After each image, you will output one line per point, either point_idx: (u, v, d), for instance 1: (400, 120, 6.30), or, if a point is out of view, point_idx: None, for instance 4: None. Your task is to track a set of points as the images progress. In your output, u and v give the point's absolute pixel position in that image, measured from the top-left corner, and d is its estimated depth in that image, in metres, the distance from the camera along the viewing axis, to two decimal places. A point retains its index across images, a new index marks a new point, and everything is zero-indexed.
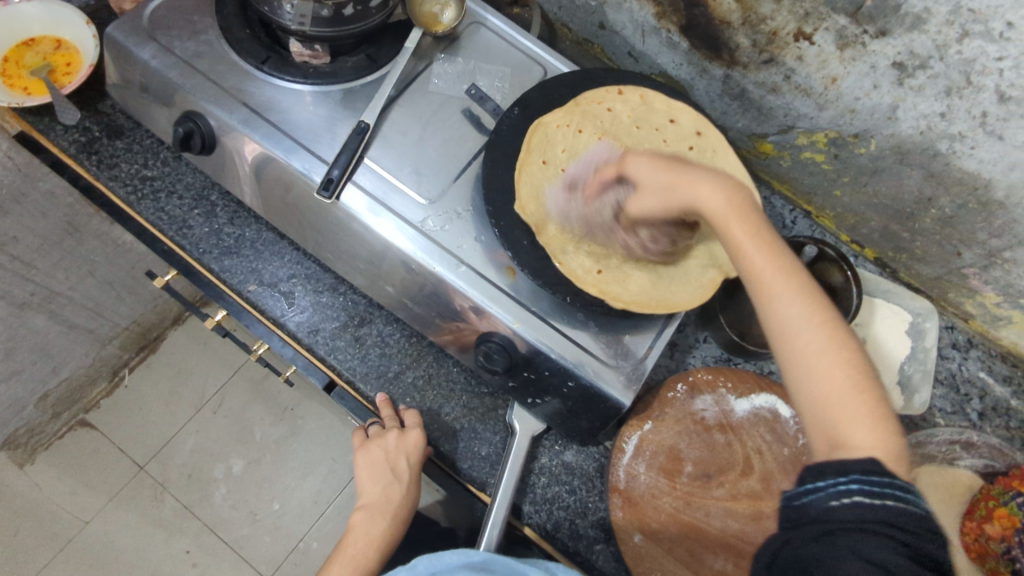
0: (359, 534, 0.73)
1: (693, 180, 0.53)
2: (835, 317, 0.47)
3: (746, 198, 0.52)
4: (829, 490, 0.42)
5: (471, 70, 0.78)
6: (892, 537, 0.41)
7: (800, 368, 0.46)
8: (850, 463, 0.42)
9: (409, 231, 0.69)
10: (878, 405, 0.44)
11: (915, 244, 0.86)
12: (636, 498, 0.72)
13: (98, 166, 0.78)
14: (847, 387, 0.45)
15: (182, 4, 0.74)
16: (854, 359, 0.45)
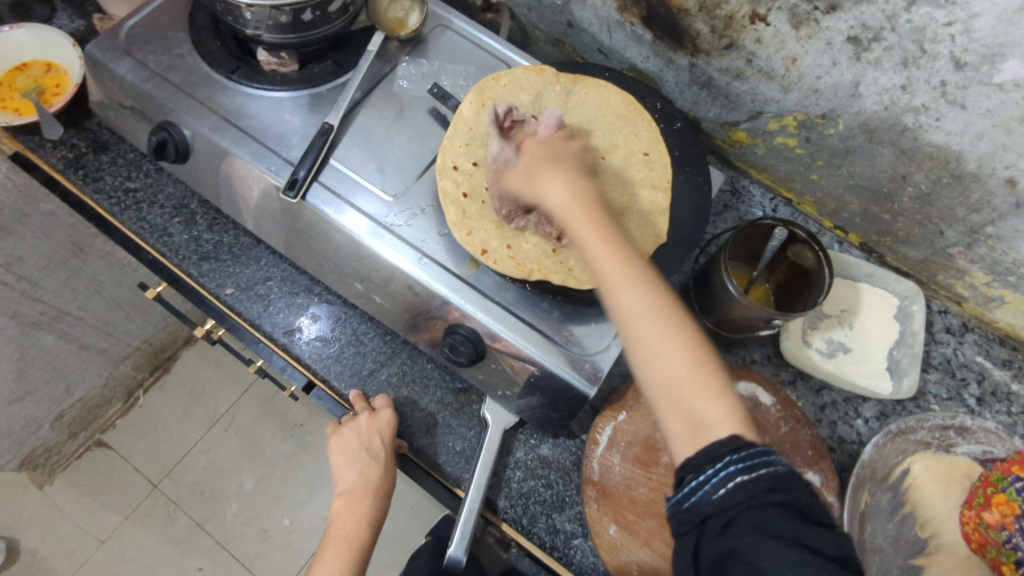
0: (345, 516, 0.73)
1: (557, 184, 0.57)
2: (670, 299, 0.50)
3: (592, 199, 0.55)
4: (712, 481, 0.43)
5: (435, 70, 0.80)
6: (779, 505, 0.41)
7: (641, 352, 0.48)
8: (720, 448, 0.43)
9: (374, 227, 0.69)
10: (719, 376, 0.47)
11: (897, 226, 0.85)
12: (610, 492, 0.70)
13: (84, 179, 0.81)
14: (687, 362, 0.47)
15: (157, 21, 0.78)
16: (690, 335, 0.48)
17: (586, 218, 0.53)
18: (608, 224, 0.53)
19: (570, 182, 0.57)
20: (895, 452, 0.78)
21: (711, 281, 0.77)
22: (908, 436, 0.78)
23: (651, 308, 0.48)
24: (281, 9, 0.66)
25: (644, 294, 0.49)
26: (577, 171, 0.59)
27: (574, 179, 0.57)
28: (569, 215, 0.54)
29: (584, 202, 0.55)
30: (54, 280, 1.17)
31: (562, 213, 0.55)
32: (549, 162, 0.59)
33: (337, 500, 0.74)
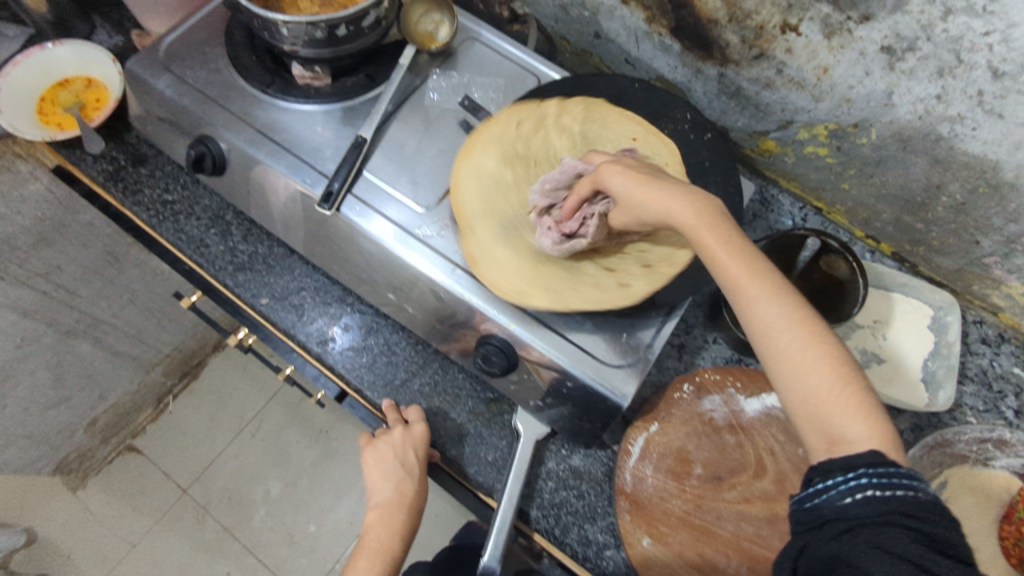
0: (380, 528, 0.73)
1: (675, 197, 0.53)
2: (810, 312, 0.48)
3: (719, 208, 0.53)
4: (840, 488, 0.42)
5: (465, 83, 0.81)
6: (910, 527, 0.40)
7: (786, 371, 0.46)
8: (854, 459, 0.42)
9: (407, 238, 0.70)
10: (864, 392, 0.45)
11: (931, 236, 0.84)
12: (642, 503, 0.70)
13: (124, 192, 0.83)
14: (830, 378, 0.45)
15: (194, 37, 0.80)
16: (833, 348, 0.46)
17: (717, 231, 0.51)
18: (738, 238, 0.51)
19: (691, 192, 0.54)
20: (933, 465, 0.77)
21: None
22: (944, 448, 0.77)
23: (794, 326, 0.47)
24: (317, 24, 0.68)
25: (785, 311, 0.47)
26: (685, 182, 0.56)
27: (696, 190, 0.54)
28: (694, 225, 0.52)
29: (710, 213, 0.52)
30: (90, 289, 1.20)
31: (686, 226, 0.52)
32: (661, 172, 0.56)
33: (371, 512, 0.75)
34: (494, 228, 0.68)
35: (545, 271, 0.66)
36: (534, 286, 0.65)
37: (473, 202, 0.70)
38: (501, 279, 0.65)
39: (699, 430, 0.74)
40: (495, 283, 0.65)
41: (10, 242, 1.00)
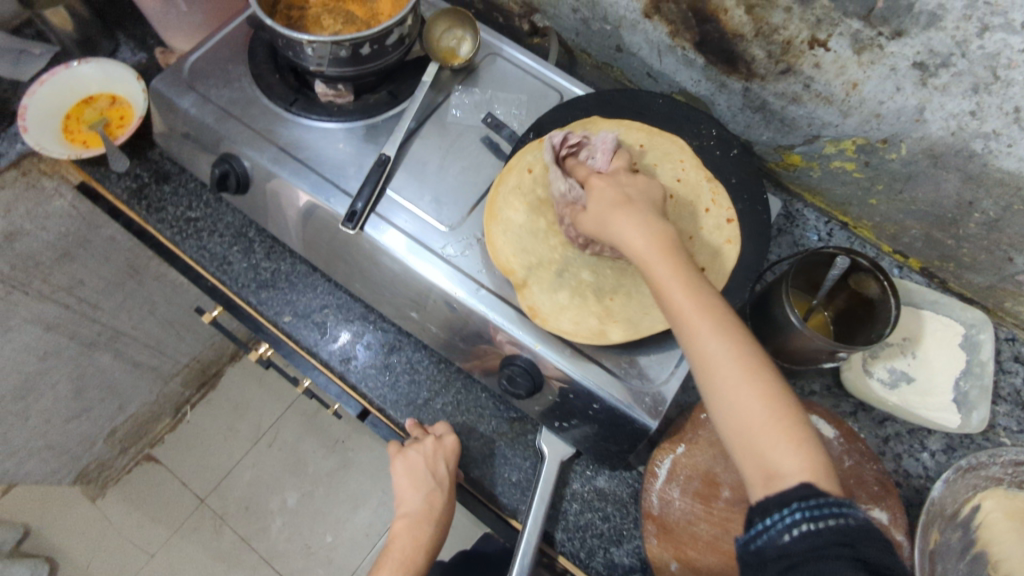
0: (404, 539, 0.74)
1: (631, 228, 0.55)
2: (752, 347, 0.49)
3: (670, 240, 0.54)
4: (778, 525, 0.43)
5: (487, 99, 0.80)
6: (847, 557, 0.40)
7: (721, 402, 0.48)
8: (790, 494, 0.44)
9: (431, 258, 0.70)
10: (798, 427, 0.46)
11: (962, 252, 0.82)
12: (671, 526, 0.70)
13: (148, 210, 0.84)
14: (766, 416, 0.46)
15: (218, 56, 0.80)
16: (771, 386, 0.47)
17: (666, 263, 0.52)
18: (688, 271, 0.52)
19: (648, 222, 0.55)
20: (966, 488, 0.75)
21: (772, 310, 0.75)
22: (979, 471, 0.76)
23: (735, 358, 0.48)
24: (341, 44, 0.68)
25: (726, 346, 0.48)
26: (646, 209, 0.56)
27: (652, 219, 0.55)
28: (647, 256, 0.53)
29: (660, 245, 0.53)
30: (112, 302, 1.20)
31: (642, 257, 0.53)
32: (617, 202, 0.57)
33: (398, 522, 0.75)
34: (548, 279, 0.67)
35: (611, 305, 0.66)
36: (603, 324, 0.66)
37: (518, 262, 0.68)
38: (574, 323, 0.66)
39: (724, 450, 0.72)
40: (569, 333, 0.65)
41: None
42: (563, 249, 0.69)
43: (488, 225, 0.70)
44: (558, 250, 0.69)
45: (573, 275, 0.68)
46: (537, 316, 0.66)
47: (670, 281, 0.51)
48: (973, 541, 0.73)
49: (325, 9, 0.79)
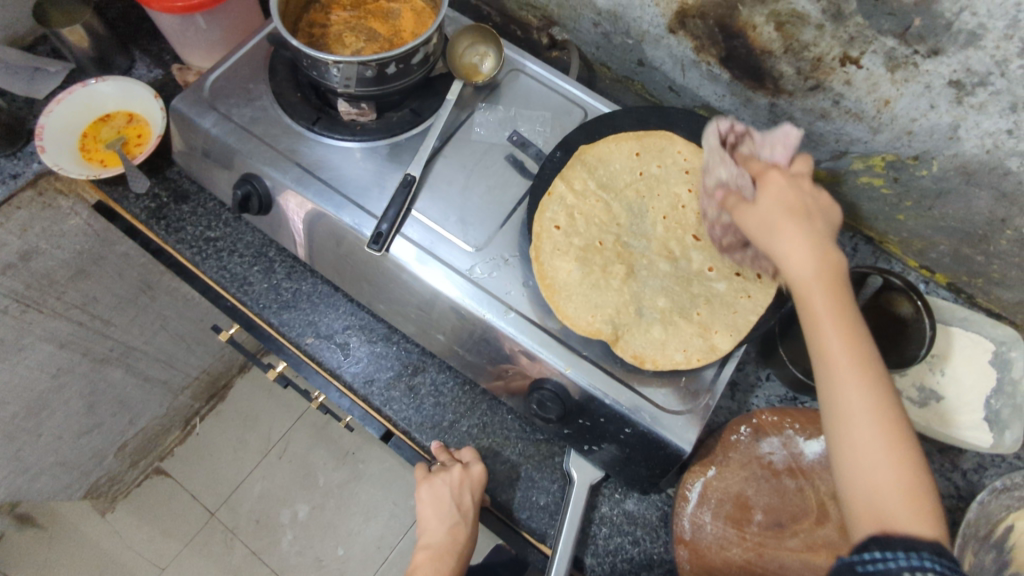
0: (428, 569, 0.75)
1: (808, 252, 0.54)
2: (895, 408, 0.50)
3: (839, 273, 0.54)
4: (903, 563, 0.45)
5: (511, 117, 0.79)
6: None
7: (855, 453, 0.49)
8: (917, 543, 0.45)
9: (458, 279, 0.69)
10: (928, 498, 0.48)
11: (992, 268, 0.81)
12: (703, 551, 0.69)
13: (166, 230, 0.82)
14: (896, 479, 0.48)
15: (239, 74, 0.79)
16: (908, 451, 0.49)
17: (830, 296, 0.53)
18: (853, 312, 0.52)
19: (822, 249, 0.54)
20: (1001, 508, 0.74)
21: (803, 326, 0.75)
22: (1013, 492, 0.74)
23: (875, 411, 0.50)
24: (368, 64, 0.67)
25: (872, 402, 0.50)
26: (825, 233, 0.55)
27: (825, 248, 0.54)
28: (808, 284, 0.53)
29: (826, 275, 0.53)
30: (124, 318, 1.20)
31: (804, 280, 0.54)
32: (794, 212, 0.56)
33: (419, 551, 0.77)
34: (635, 322, 0.67)
35: (702, 319, 0.67)
36: (708, 340, 0.66)
37: (599, 320, 0.66)
38: (644, 345, 0.66)
39: (757, 472, 0.72)
40: (684, 364, 0.65)
41: (48, 275, 1.00)
42: (627, 286, 0.68)
43: (549, 297, 0.67)
44: (624, 290, 0.68)
45: (651, 307, 0.68)
46: (644, 362, 0.65)
47: (827, 315, 0.52)
48: None
49: (347, 27, 0.78)
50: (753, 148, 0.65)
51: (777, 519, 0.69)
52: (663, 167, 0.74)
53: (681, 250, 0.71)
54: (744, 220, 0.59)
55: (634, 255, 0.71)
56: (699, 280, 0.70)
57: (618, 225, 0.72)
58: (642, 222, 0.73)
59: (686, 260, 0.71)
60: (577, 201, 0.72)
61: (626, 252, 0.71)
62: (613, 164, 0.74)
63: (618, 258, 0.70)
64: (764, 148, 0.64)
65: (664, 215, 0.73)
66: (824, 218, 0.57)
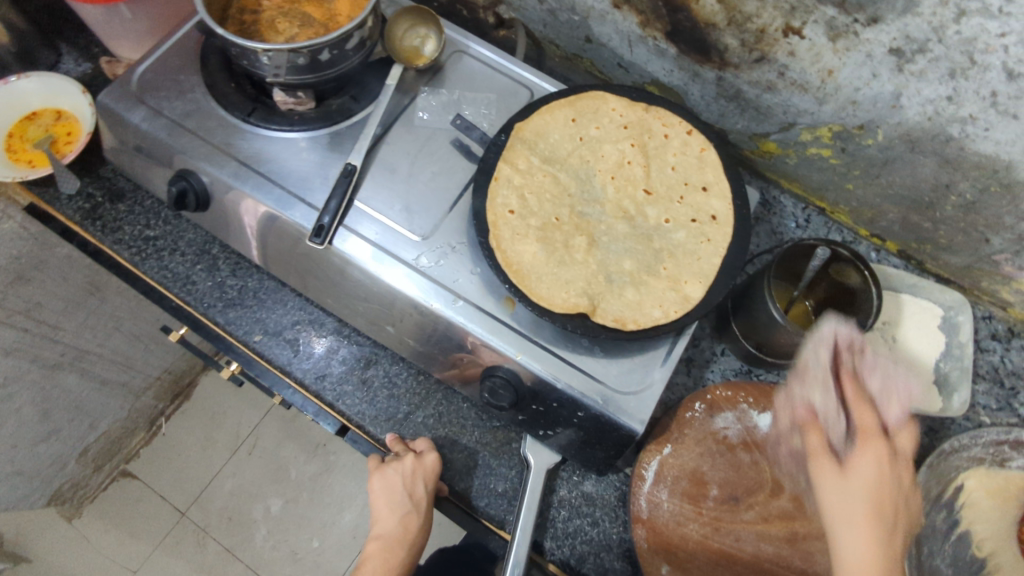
0: (377, 560, 0.74)
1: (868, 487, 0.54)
2: None
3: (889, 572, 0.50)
4: None
5: (455, 100, 0.77)
6: None
7: None
8: None
9: (404, 269, 0.67)
10: None
11: (939, 234, 0.82)
12: (660, 530, 0.69)
13: (103, 230, 0.79)
14: None
15: (167, 65, 0.75)
16: None
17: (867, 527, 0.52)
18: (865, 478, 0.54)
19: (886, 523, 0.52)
20: (950, 469, 0.76)
21: (753, 307, 0.73)
22: (961, 453, 0.76)
23: None
24: (299, 51, 0.64)
25: None
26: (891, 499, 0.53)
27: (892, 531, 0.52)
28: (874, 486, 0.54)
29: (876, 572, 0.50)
30: (73, 321, 1.16)
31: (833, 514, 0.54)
32: (872, 510, 0.53)
33: (371, 543, 0.75)
34: (606, 289, 0.66)
35: (670, 273, 0.68)
36: (680, 291, 0.67)
37: (575, 295, 0.65)
38: (618, 309, 0.65)
39: (712, 448, 0.73)
40: (664, 319, 0.65)
41: None
42: (591, 256, 0.68)
43: (519, 283, 0.65)
44: (588, 262, 0.67)
45: (619, 272, 0.67)
46: (627, 325, 0.64)
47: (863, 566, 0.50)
48: (956, 522, 0.75)
49: (279, 13, 0.75)
50: (865, 368, 0.63)
51: (732, 493, 0.70)
52: (601, 128, 0.75)
53: (635, 207, 0.71)
54: (828, 496, 0.55)
55: (591, 223, 0.70)
56: (659, 236, 0.70)
57: (570, 196, 0.71)
58: (589, 201, 0.72)
59: (642, 217, 0.71)
60: (524, 180, 0.70)
61: (583, 222, 0.70)
62: (557, 140, 0.74)
63: (577, 230, 0.69)
64: (884, 378, 0.62)
65: (611, 175, 0.73)
66: (899, 519, 0.53)
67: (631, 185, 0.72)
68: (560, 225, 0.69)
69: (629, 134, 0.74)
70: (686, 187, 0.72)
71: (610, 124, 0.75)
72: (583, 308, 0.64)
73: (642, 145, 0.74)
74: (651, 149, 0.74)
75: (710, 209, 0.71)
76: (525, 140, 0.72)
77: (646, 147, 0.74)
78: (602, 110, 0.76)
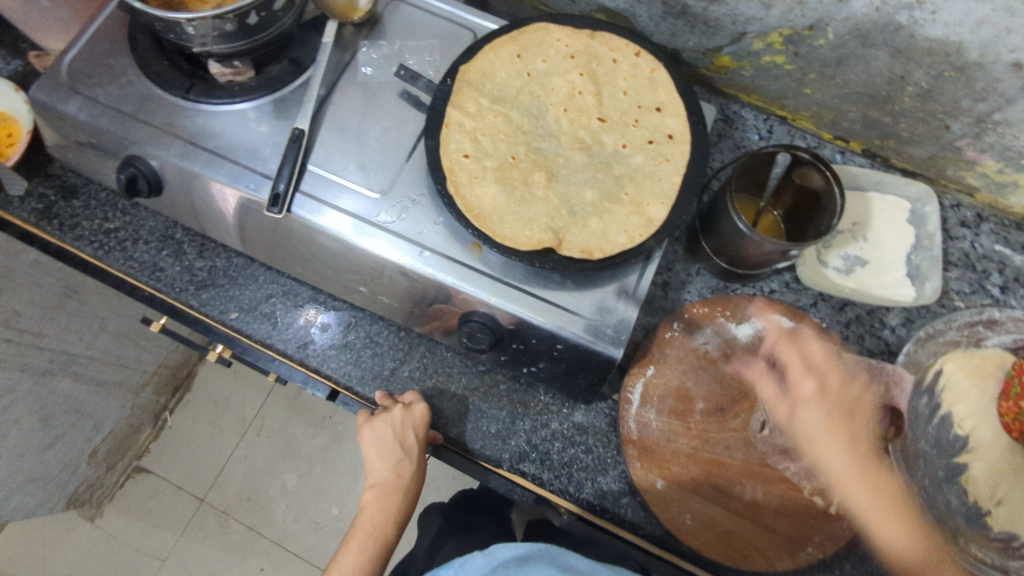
0: (375, 509, 0.74)
1: (826, 441, 0.65)
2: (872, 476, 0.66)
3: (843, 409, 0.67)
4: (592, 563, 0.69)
5: (397, 50, 0.76)
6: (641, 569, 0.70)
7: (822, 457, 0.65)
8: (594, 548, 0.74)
9: (367, 227, 0.67)
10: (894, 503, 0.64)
11: (900, 126, 0.82)
12: (804, 427, 0.67)
13: (62, 229, 0.78)
14: (861, 486, 0.65)
15: (95, 50, 0.73)
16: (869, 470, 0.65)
17: (874, 496, 0.64)
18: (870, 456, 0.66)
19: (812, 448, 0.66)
20: (928, 356, 0.77)
21: (719, 222, 0.74)
22: (936, 338, 0.78)
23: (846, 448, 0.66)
24: (224, 17, 0.62)
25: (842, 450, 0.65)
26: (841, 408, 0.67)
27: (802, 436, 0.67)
28: (813, 431, 0.66)
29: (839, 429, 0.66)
30: (56, 326, 1.16)
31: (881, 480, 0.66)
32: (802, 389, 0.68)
33: (366, 493, 0.75)
34: (571, 222, 0.66)
35: (632, 198, 0.67)
36: (644, 214, 0.67)
37: (539, 231, 0.65)
38: (583, 239, 0.65)
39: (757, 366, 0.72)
40: (630, 244, 0.65)
41: None
42: (552, 190, 0.67)
43: (482, 226, 0.64)
44: (550, 197, 0.67)
45: (582, 203, 0.67)
46: (596, 254, 0.64)
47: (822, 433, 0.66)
48: (938, 405, 0.76)
49: None
50: None
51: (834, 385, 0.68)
52: (548, 61, 0.74)
53: (591, 136, 0.71)
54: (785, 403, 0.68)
55: (549, 158, 0.70)
56: (618, 163, 0.70)
57: (524, 134, 0.71)
58: (545, 135, 0.71)
59: (599, 145, 0.71)
60: (476, 123, 0.69)
61: (541, 157, 0.69)
62: (505, 78, 0.72)
63: (535, 166, 0.69)
64: None
65: (563, 107, 0.72)
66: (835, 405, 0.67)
67: (585, 113, 0.71)
68: (518, 163, 0.69)
69: (576, 64, 0.73)
70: (639, 109, 0.72)
71: (557, 56, 0.74)
72: (547, 240, 0.64)
73: (591, 73, 0.73)
74: (601, 76, 0.73)
75: (667, 128, 0.70)
76: (471, 81, 0.71)
77: (594, 76, 0.73)
78: (547, 42, 0.74)
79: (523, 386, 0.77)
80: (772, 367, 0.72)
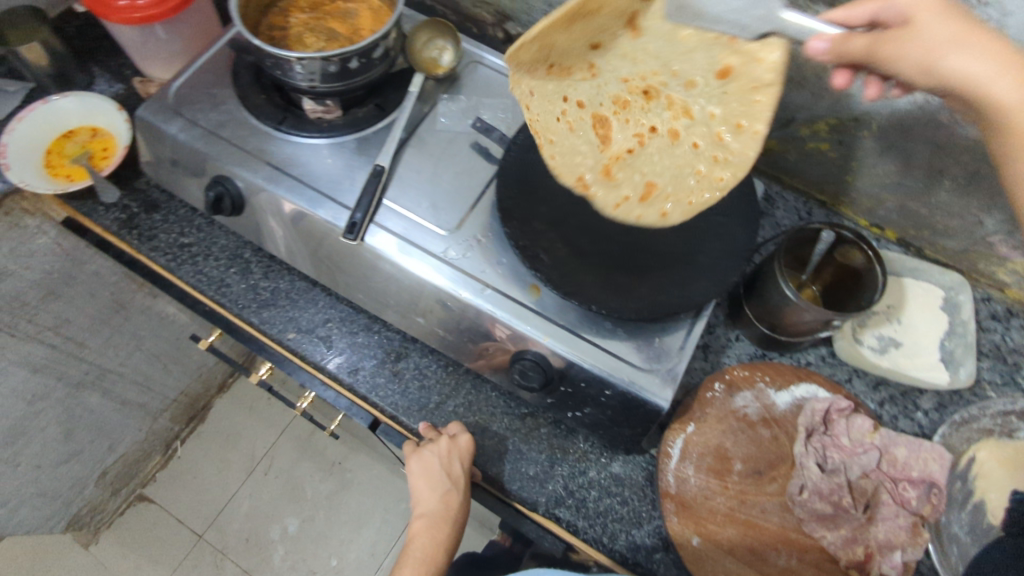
0: (425, 538, 0.79)
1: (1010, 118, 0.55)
2: None
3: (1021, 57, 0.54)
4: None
5: (474, 105, 0.82)
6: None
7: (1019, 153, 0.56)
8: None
9: (435, 262, 0.71)
10: None
11: (936, 219, 0.86)
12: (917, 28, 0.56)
13: (140, 239, 0.83)
14: None
15: (202, 80, 0.80)
16: None
17: None
18: None
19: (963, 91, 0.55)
20: (962, 441, 0.78)
21: (765, 290, 0.77)
22: (971, 424, 0.79)
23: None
24: (331, 58, 0.69)
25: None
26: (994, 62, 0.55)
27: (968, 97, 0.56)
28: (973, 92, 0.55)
29: None
30: (98, 338, 1.18)
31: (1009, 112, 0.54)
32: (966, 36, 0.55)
33: (417, 522, 0.80)
34: (616, 275, 0.70)
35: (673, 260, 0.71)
36: (684, 276, 0.70)
37: (587, 280, 0.69)
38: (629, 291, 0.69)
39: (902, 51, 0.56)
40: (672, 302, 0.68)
41: (19, 297, 0.97)
42: (601, 245, 0.72)
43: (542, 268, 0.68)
44: (598, 250, 0.71)
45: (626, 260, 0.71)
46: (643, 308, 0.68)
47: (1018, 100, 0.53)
48: (972, 492, 0.75)
49: (307, 28, 0.80)
50: (843, 438, 0.74)
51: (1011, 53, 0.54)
52: None
53: None
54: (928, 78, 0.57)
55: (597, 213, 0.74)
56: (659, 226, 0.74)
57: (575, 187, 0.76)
58: (610, 130, 0.71)
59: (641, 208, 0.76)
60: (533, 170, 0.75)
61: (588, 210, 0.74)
62: (616, 49, 0.66)
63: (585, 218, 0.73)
64: (849, 438, 0.74)
65: None
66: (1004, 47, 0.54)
67: (661, 120, 0.68)
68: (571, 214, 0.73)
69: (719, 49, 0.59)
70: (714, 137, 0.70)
71: None
72: (598, 290, 0.68)
73: (701, 68, 0.62)
74: None
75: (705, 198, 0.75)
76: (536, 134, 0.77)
77: (709, 74, 0.62)
78: None
79: (564, 432, 0.79)
80: (810, 434, 0.74)
